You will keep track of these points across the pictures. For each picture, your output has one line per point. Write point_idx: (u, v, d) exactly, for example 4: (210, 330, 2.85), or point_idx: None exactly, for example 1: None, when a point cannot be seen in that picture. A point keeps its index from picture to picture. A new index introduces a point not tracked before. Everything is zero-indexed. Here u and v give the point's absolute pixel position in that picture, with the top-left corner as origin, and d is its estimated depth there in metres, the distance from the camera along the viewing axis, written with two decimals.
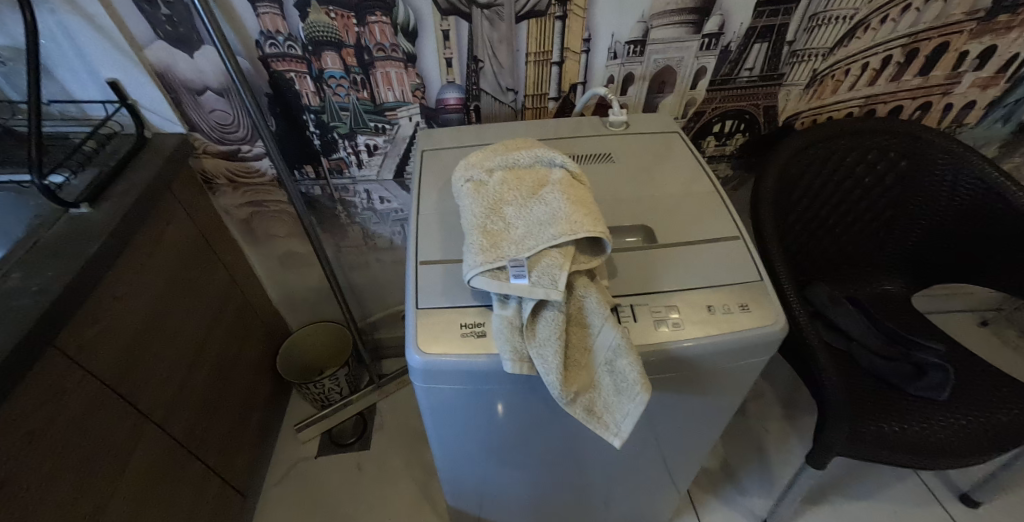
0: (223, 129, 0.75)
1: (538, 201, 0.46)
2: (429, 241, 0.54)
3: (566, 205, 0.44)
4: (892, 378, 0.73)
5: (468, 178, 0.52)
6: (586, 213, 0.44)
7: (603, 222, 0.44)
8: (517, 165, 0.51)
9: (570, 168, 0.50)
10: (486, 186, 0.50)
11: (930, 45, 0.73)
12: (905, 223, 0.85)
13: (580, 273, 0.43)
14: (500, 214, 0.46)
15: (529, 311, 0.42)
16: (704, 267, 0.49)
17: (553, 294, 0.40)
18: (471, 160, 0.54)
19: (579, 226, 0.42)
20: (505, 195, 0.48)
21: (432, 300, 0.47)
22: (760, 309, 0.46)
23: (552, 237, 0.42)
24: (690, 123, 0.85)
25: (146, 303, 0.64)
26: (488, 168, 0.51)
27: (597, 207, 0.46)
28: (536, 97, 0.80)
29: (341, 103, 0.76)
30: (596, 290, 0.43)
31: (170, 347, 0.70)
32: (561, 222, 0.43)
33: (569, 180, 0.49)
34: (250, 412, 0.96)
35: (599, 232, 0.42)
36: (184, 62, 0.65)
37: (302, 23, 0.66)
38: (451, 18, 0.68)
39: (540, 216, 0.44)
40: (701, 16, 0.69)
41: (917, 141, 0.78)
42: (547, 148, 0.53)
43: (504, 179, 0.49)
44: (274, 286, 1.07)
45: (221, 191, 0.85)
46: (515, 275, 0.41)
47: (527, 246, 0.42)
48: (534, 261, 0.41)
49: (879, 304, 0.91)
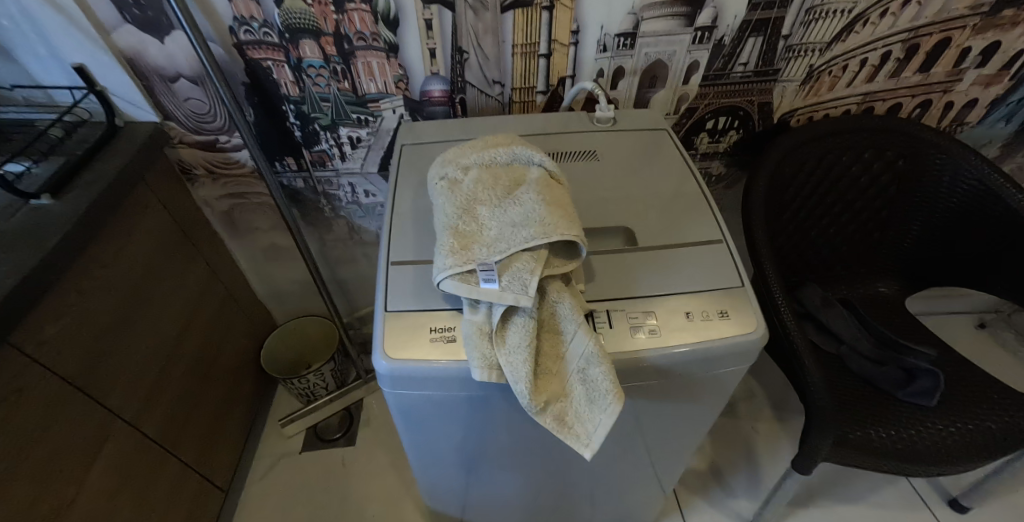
0: (199, 118, 0.72)
1: (513, 202, 0.44)
2: (404, 240, 0.52)
3: (541, 207, 0.43)
4: (880, 383, 0.72)
5: (443, 175, 0.50)
6: (562, 215, 0.43)
7: (579, 225, 0.43)
8: (493, 163, 0.49)
9: (548, 167, 0.49)
10: (460, 184, 0.48)
11: (931, 40, 0.71)
12: (900, 224, 0.83)
13: (553, 279, 0.42)
14: (473, 213, 0.45)
15: (499, 316, 0.40)
16: (686, 271, 0.47)
17: (524, 301, 0.39)
18: (448, 156, 0.52)
19: (554, 229, 0.41)
20: (479, 193, 0.46)
21: (403, 302, 0.46)
22: (741, 316, 0.44)
23: (525, 239, 0.40)
24: (682, 119, 0.83)
25: (116, 298, 0.63)
26: (464, 166, 0.49)
27: (574, 209, 0.45)
28: (523, 91, 0.77)
29: (321, 94, 0.74)
30: (569, 295, 0.42)
31: (142, 344, 0.68)
32: (534, 224, 0.41)
33: (546, 180, 0.47)
34: (231, 407, 0.95)
35: (576, 237, 0.40)
36: (154, 48, 0.63)
37: (277, 9, 0.63)
38: (433, 7, 0.65)
39: (514, 217, 0.43)
40: (694, 8, 0.67)
41: (914, 140, 0.76)
42: (525, 146, 0.52)
43: (479, 177, 0.47)
44: (259, 279, 1.06)
45: (200, 183, 0.83)
46: (486, 281, 0.40)
47: (498, 249, 0.41)
48: (505, 265, 0.40)
49: (873, 306, 0.88)
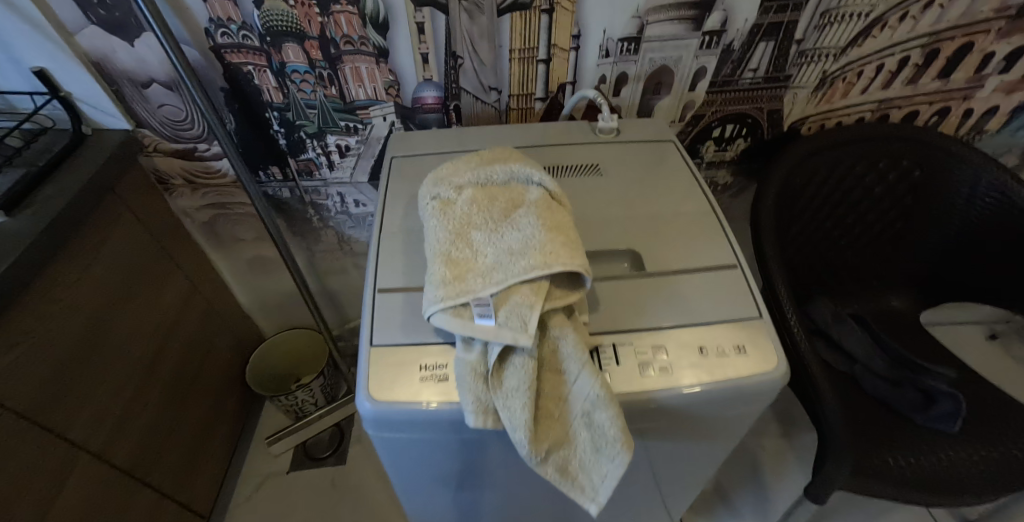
0: (176, 125, 0.68)
1: (511, 226, 0.41)
2: (393, 263, 0.48)
3: (542, 233, 0.39)
4: (897, 406, 0.69)
5: (434, 195, 0.46)
6: (564, 242, 0.39)
7: (583, 252, 0.40)
8: (489, 182, 0.46)
9: (548, 186, 0.45)
10: (453, 206, 0.44)
11: (952, 45, 0.68)
12: (914, 236, 0.80)
13: (555, 312, 0.38)
14: (466, 238, 0.41)
15: (496, 355, 0.36)
16: (699, 299, 0.44)
17: (522, 339, 0.35)
18: (440, 174, 0.48)
19: (555, 259, 0.37)
20: (474, 216, 0.42)
21: (390, 335, 0.42)
22: (760, 352, 0.40)
23: (524, 269, 0.37)
24: (688, 127, 0.80)
25: (81, 320, 0.58)
26: (457, 185, 0.46)
27: (576, 234, 0.41)
28: (521, 98, 0.73)
29: (307, 100, 0.70)
30: (572, 330, 0.38)
31: (111, 368, 0.64)
32: (534, 253, 0.38)
33: (546, 201, 0.43)
34: (213, 426, 0.91)
35: (580, 267, 0.37)
36: (124, 51, 0.58)
37: (256, 11, 0.58)
38: (425, 9, 0.61)
39: (512, 244, 0.39)
40: (702, 11, 0.63)
41: (932, 149, 0.73)
42: (523, 163, 0.48)
43: (474, 198, 0.44)
44: (244, 291, 1.01)
45: (178, 192, 0.78)
46: (480, 317, 0.37)
47: (494, 281, 0.37)
48: (503, 300, 0.36)
49: (884, 322, 0.85)
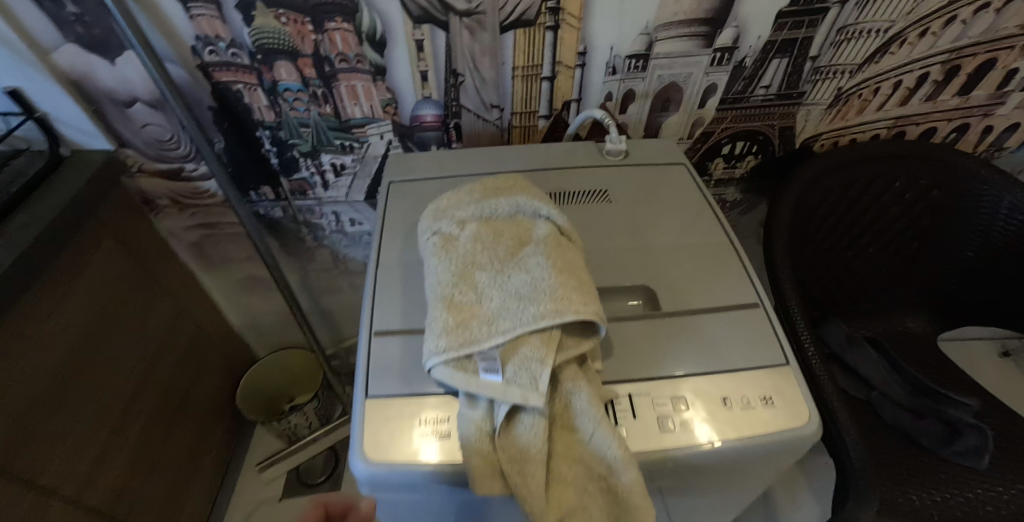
0: (161, 145, 0.65)
1: (518, 266, 0.38)
2: (390, 301, 0.45)
3: (552, 275, 0.37)
4: (920, 439, 0.66)
5: (435, 230, 0.43)
6: (576, 285, 0.36)
7: (596, 296, 0.37)
8: (494, 216, 0.43)
9: (556, 221, 0.42)
10: (455, 243, 0.41)
11: (975, 61, 0.65)
12: (932, 257, 0.77)
13: (568, 365, 0.35)
14: (470, 280, 0.38)
15: (503, 414, 0.33)
16: (719, 343, 0.41)
17: (532, 400, 0.31)
18: (441, 205, 0.45)
19: (567, 305, 0.34)
20: (477, 255, 0.39)
21: (384, 384, 0.38)
22: (790, 403, 0.37)
23: (534, 317, 0.34)
24: (696, 144, 0.77)
25: (53, 357, 0.55)
26: (460, 219, 0.43)
27: (588, 275, 0.39)
28: (524, 115, 0.70)
29: (300, 119, 0.66)
30: (586, 383, 0.35)
31: (86, 403, 0.60)
32: (544, 299, 0.35)
33: (554, 239, 0.40)
34: (200, 454, 0.87)
35: (594, 315, 0.34)
36: (104, 70, 0.55)
37: (246, 28, 0.55)
38: (424, 27, 0.58)
39: (520, 287, 0.36)
40: (714, 28, 0.60)
41: (952, 168, 0.71)
42: (530, 195, 0.45)
43: (478, 234, 0.41)
44: (235, 311, 0.98)
45: (164, 213, 0.75)
46: (485, 373, 0.33)
47: (500, 331, 0.34)
48: (511, 352, 0.33)
49: (900, 346, 0.82)
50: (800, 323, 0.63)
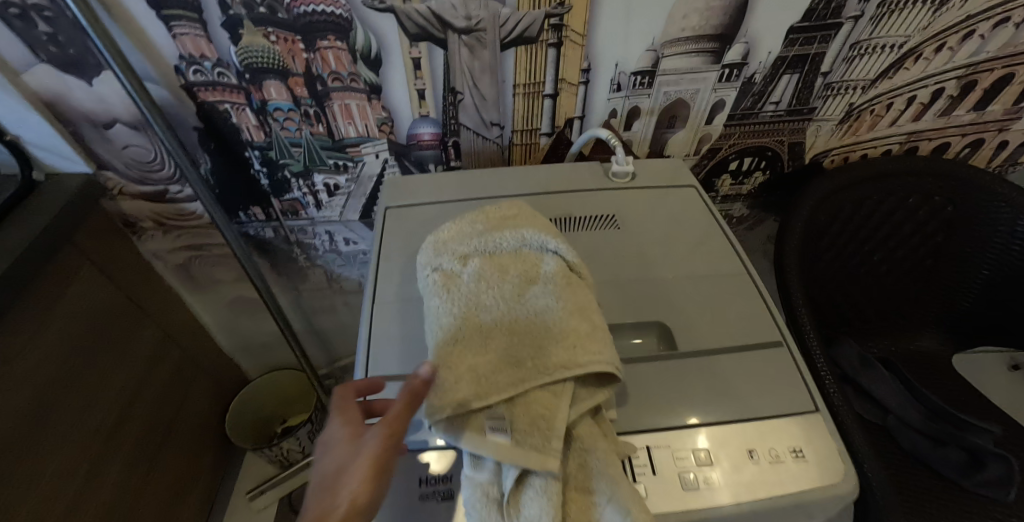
0: (143, 167, 0.62)
1: (526, 309, 0.36)
2: (386, 341, 0.42)
3: (563, 321, 0.34)
4: (943, 470, 0.62)
5: (435, 266, 0.40)
6: (588, 332, 0.34)
7: (610, 342, 0.35)
8: (498, 250, 0.40)
9: (565, 256, 0.40)
10: (457, 281, 0.38)
11: (991, 76, 0.63)
12: (946, 274, 0.75)
13: (582, 419, 0.32)
14: (474, 324, 0.35)
15: (513, 480, 0.29)
16: (740, 386, 0.38)
17: (548, 462, 0.28)
18: (441, 238, 0.43)
19: (582, 356, 0.32)
20: (482, 296, 0.36)
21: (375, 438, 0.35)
22: (821, 457, 0.34)
23: (545, 369, 0.32)
24: (703, 160, 0.75)
25: (20, 401, 0.52)
26: (462, 254, 0.40)
27: (600, 318, 0.37)
28: (525, 133, 0.68)
29: (291, 139, 0.63)
30: (602, 438, 0.32)
31: (48, 447, 0.56)
32: (556, 348, 0.33)
33: (563, 277, 0.38)
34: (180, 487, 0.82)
35: (610, 366, 0.32)
36: (81, 91, 0.52)
37: (234, 47, 0.52)
38: (421, 45, 0.55)
39: (529, 333, 0.34)
40: (723, 44, 0.58)
41: (967, 185, 0.68)
42: (535, 227, 0.42)
43: (482, 272, 0.38)
44: (225, 333, 0.94)
45: (148, 235, 0.71)
46: (493, 431, 0.29)
47: (509, 384, 0.31)
48: (523, 411, 0.30)
49: (915, 366, 0.79)
50: (814, 346, 0.60)
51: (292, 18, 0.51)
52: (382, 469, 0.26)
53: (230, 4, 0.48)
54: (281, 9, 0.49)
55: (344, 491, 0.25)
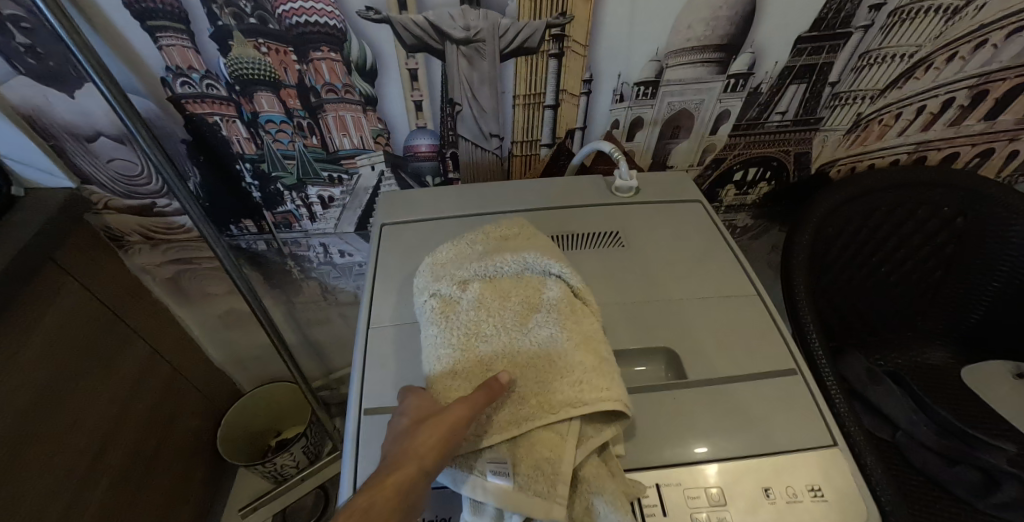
0: (129, 181, 0.60)
1: (529, 339, 0.34)
2: (380, 368, 0.39)
3: (569, 354, 0.33)
4: (954, 488, 0.61)
5: (433, 291, 0.38)
6: (596, 366, 0.32)
7: (618, 376, 0.33)
8: (498, 274, 0.38)
9: (568, 281, 0.38)
10: (456, 308, 0.36)
11: (1002, 86, 0.62)
12: (956, 285, 0.74)
13: (589, 458, 0.30)
14: (474, 355, 0.33)
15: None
16: (753, 416, 0.36)
17: (553, 511, 0.26)
18: (439, 261, 0.41)
19: (588, 393, 0.30)
20: (482, 325, 0.35)
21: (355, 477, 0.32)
22: (840, 495, 0.32)
23: (550, 407, 0.30)
24: (707, 171, 0.73)
25: None
26: (461, 279, 0.38)
27: (607, 348, 0.35)
28: (525, 144, 0.66)
29: (284, 151, 0.61)
30: (609, 478, 0.30)
31: (25, 475, 0.53)
32: (561, 384, 0.31)
33: (567, 304, 0.37)
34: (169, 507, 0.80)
35: (619, 404, 0.30)
36: (62, 104, 0.50)
37: (222, 58, 0.50)
38: (418, 55, 0.53)
39: (532, 365, 0.32)
40: (729, 54, 0.56)
41: (978, 196, 0.67)
42: (537, 248, 0.41)
43: (482, 299, 0.36)
44: (217, 346, 0.92)
45: (135, 250, 0.69)
46: (494, 476, 0.27)
47: (513, 423, 0.29)
48: (526, 453, 0.28)
49: (924, 380, 0.77)
50: (822, 360, 0.57)
51: (284, 29, 0.49)
52: (452, 432, 0.27)
53: (218, 15, 0.47)
54: (272, 19, 0.48)
55: (417, 440, 0.26)
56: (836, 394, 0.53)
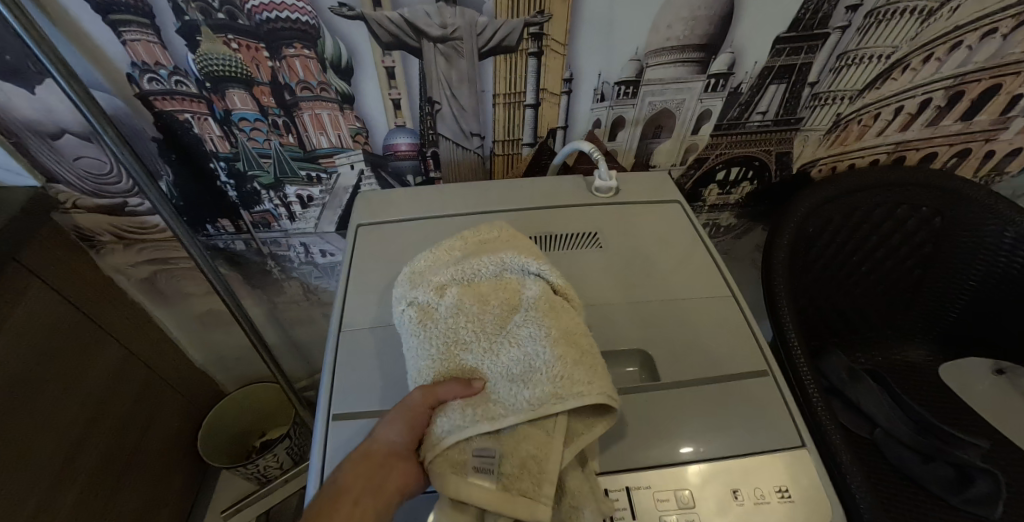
0: (99, 179, 0.58)
1: (509, 341, 0.33)
2: (352, 372, 0.39)
3: (549, 348, 0.31)
4: (929, 485, 0.60)
5: (410, 299, 0.37)
6: (577, 359, 0.31)
7: (603, 369, 0.32)
8: (476, 278, 0.37)
9: (548, 279, 0.37)
10: (433, 316, 0.35)
11: (978, 87, 0.62)
12: (933, 284, 0.74)
13: (572, 470, 0.30)
14: (456, 362, 0.33)
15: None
16: (725, 415, 0.36)
17: (538, 511, 0.26)
18: (418, 268, 0.40)
19: (569, 387, 0.29)
20: (461, 330, 0.34)
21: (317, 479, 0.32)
22: (808, 497, 0.32)
23: (529, 405, 0.29)
24: (690, 171, 0.73)
25: None
26: (438, 284, 0.37)
27: (589, 341, 0.33)
28: (507, 143, 0.65)
29: (259, 149, 0.60)
30: (588, 495, 0.29)
31: None
32: (541, 380, 0.30)
33: (547, 300, 0.35)
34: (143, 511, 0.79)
35: (605, 399, 0.28)
36: (23, 101, 0.48)
37: (191, 54, 0.49)
38: (395, 53, 0.53)
39: (510, 367, 0.32)
40: (709, 54, 0.56)
41: (953, 196, 0.68)
42: (516, 248, 0.40)
43: (460, 303, 0.35)
44: (197, 347, 0.91)
45: (108, 250, 0.68)
46: (477, 473, 0.28)
47: (495, 417, 0.29)
48: (512, 449, 0.28)
49: (902, 378, 0.78)
50: (800, 360, 0.57)
51: (254, 25, 0.48)
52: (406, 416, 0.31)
53: (185, 9, 0.45)
54: (241, 15, 0.47)
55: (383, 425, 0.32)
56: (813, 392, 0.54)
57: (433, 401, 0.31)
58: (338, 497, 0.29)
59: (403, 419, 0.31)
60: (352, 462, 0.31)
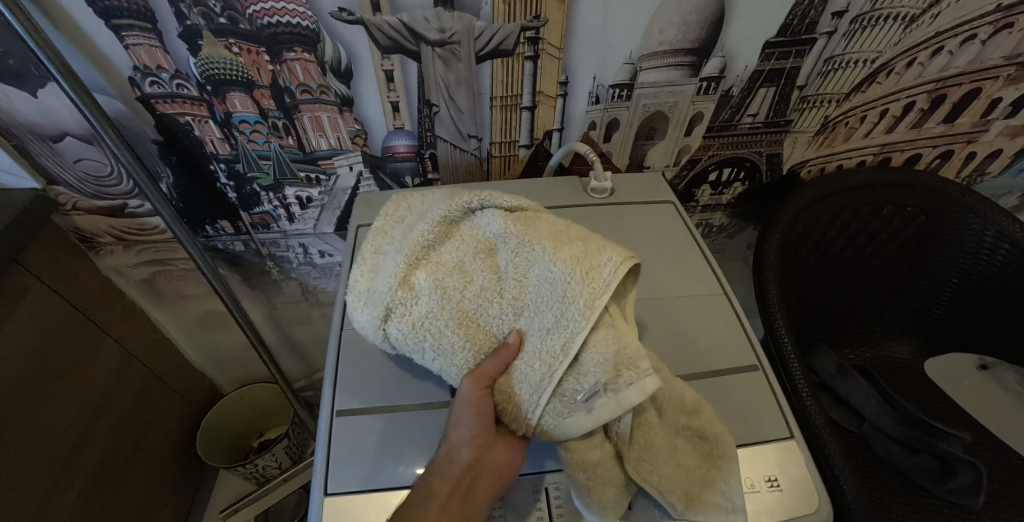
0: (99, 180, 0.59)
1: (516, 279, 0.32)
2: (355, 371, 0.40)
3: (555, 260, 0.30)
4: (913, 476, 0.62)
5: (383, 314, 0.34)
6: (580, 249, 0.30)
7: (602, 240, 0.31)
8: (431, 255, 0.35)
9: (498, 204, 0.35)
10: (419, 315, 0.34)
11: (960, 90, 0.65)
12: (920, 280, 0.76)
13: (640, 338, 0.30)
14: (483, 340, 0.34)
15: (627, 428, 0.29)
16: (718, 407, 0.38)
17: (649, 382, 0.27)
18: (363, 283, 0.36)
19: (597, 272, 0.28)
20: (463, 304, 0.34)
21: (348, 480, 0.33)
22: (795, 486, 0.34)
23: (584, 315, 0.27)
24: (683, 172, 0.75)
25: None
26: (396, 284, 0.34)
27: (571, 229, 0.33)
28: (504, 145, 0.67)
29: (259, 151, 0.61)
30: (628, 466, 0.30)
31: None
32: (572, 289, 0.28)
33: (512, 220, 0.33)
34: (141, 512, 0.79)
35: (632, 257, 0.29)
36: (24, 104, 0.49)
37: (193, 58, 0.50)
38: (393, 57, 0.54)
39: (538, 303, 0.31)
40: (700, 57, 0.58)
41: (940, 196, 0.70)
42: (442, 199, 0.37)
43: (439, 283, 0.34)
44: (195, 348, 0.91)
45: (108, 251, 0.68)
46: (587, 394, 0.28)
47: (561, 351, 0.28)
48: None
49: (889, 374, 0.81)
50: (791, 356, 0.59)
51: (255, 29, 0.48)
52: (473, 406, 0.32)
53: (187, 15, 0.46)
54: (242, 19, 0.47)
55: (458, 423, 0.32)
56: (801, 387, 0.55)
57: (484, 382, 0.32)
58: (428, 498, 0.30)
59: (470, 412, 0.32)
60: (435, 467, 0.31)
